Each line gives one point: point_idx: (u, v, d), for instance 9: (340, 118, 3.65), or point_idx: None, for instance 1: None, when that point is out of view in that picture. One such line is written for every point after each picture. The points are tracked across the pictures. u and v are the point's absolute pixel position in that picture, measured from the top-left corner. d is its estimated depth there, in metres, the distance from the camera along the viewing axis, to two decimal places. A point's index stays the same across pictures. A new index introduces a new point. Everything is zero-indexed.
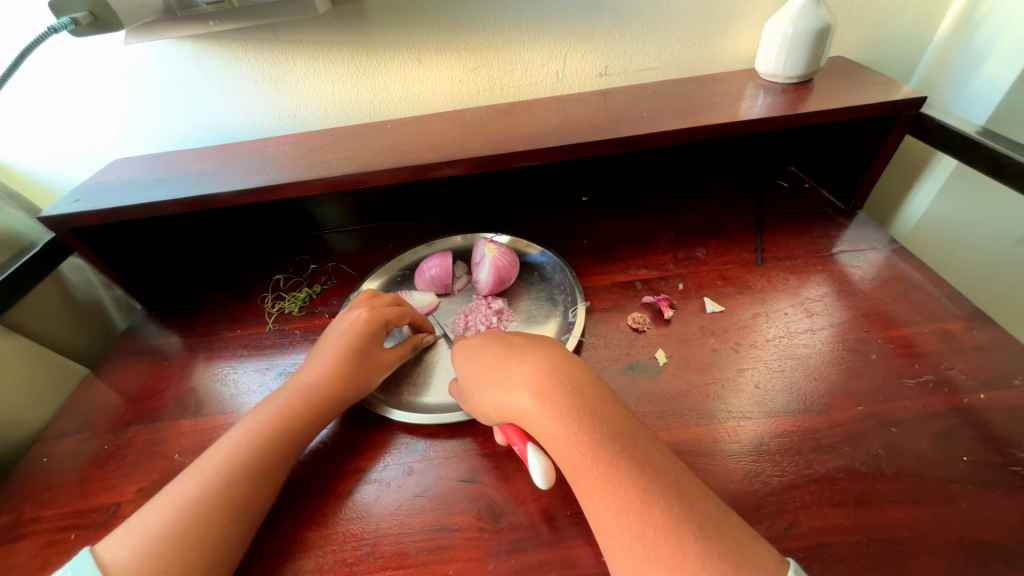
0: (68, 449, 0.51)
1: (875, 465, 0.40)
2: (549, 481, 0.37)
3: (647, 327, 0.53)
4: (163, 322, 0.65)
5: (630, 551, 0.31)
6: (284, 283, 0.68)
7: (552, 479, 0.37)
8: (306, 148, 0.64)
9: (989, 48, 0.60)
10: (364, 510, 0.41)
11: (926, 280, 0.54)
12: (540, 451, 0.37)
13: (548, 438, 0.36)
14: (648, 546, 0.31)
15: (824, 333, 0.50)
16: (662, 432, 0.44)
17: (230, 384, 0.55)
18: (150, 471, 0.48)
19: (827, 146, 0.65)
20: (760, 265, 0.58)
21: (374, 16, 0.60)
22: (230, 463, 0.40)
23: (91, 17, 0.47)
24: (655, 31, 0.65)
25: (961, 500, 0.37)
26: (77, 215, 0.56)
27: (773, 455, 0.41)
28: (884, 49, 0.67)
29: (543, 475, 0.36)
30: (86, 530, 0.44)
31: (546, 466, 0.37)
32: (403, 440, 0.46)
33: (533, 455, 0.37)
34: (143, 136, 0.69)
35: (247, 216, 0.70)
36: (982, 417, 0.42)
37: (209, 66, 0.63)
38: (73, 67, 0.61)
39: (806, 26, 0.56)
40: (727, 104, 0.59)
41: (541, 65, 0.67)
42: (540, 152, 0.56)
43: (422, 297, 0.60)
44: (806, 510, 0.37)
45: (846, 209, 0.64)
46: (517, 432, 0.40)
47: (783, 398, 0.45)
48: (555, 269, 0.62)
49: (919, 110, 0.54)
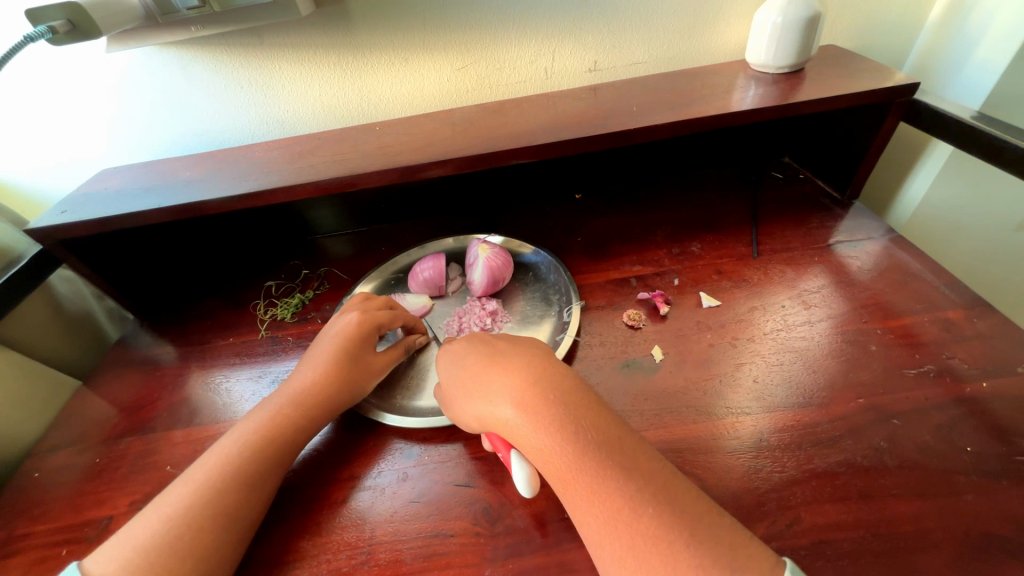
0: (60, 462, 0.51)
1: (877, 459, 0.39)
2: (533, 489, 0.37)
3: (644, 324, 0.52)
4: (155, 331, 0.65)
5: (620, 561, 0.30)
6: (276, 290, 0.67)
7: (536, 487, 0.37)
8: (294, 152, 0.63)
9: (982, 32, 0.59)
10: (359, 517, 0.41)
11: (925, 268, 0.53)
12: (523, 459, 0.37)
13: (531, 449, 0.35)
14: (640, 555, 0.30)
15: (823, 325, 0.49)
16: (659, 431, 0.43)
17: (223, 392, 0.55)
18: (143, 483, 0.47)
19: (821, 136, 0.64)
20: (756, 258, 0.58)
21: (358, 17, 0.60)
22: (221, 472, 0.39)
23: (69, 26, 0.47)
24: (644, 25, 0.64)
25: (966, 492, 0.36)
26: (64, 226, 0.55)
27: (773, 451, 0.40)
28: (876, 36, 0.67)
29: (526, 484, 0.36)
30: (78, 545, 0.43)
31: (529, 475, 0.36)
32: (398, 445, 0.46)
33: (516, 463, 0.37)
34: (131, 145, 0.68)
35: (237, 222, 0.70)
36: (985, 406, 0.41)
37: (194, 72, 0.62)
38: (57, 77, 0.61)
39: (797, 14, 0.55)
40: (719, 95, 0.59)
41: (529, 62, 0.66)
42: (530, 150, 0.55)
43: (416, 301, 0.60)
44: (808, 506, 0.37)
45: (842, 198, 0.63)
46: (501, 439, 0.39)
47: (783, 393, 0.44)
48: (550, 269, 0.61)
49: (913, 96, 0.53)
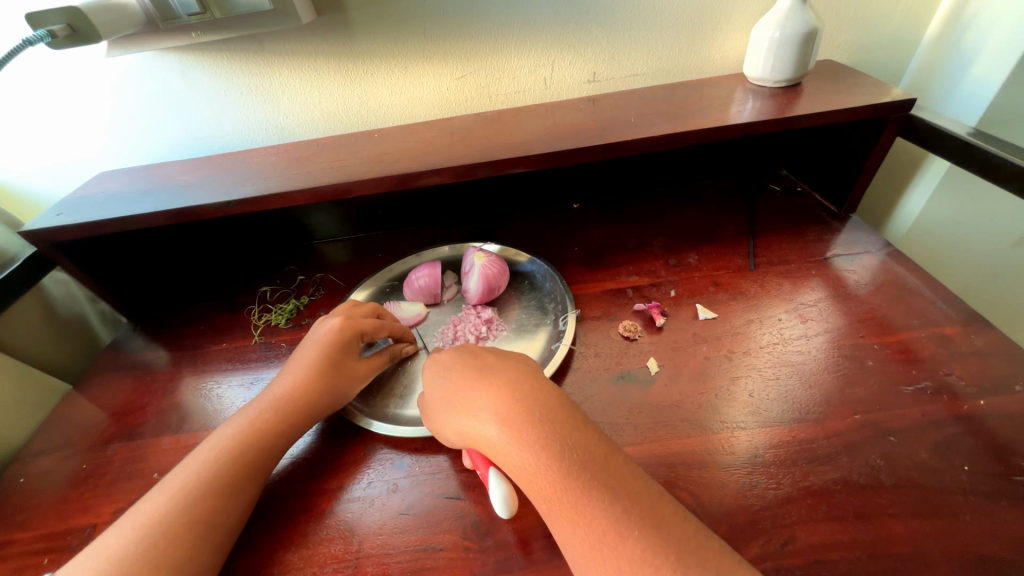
0: (47, 467, 0.50)
1: (874, 477, 0.38)
2: (511, 510, 0.37)
3: (640, 335, 0.52)
4: (148, 336, 0.64)
5: None
6: (271, 295, 0.67)
7: (513, 508, 0.37)
8: (292, 158, 0.63)
9: (978, 50, 0.60)
10: (347, 529, 0.40)
11: (922, 283, 0.53)
12: (501, 476, 0.37)
13: (514, 467, 0.35)
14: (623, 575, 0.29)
15: (820, 339, 0.49)
16: (653, 445, 0.42)
17: (213, 399, 0.54)
18: (129, 491, 0.46)
19: (819, 150, 0.64)
20: (753, 270, 0.57)
21: (359, 26, 0.60)
22: (207, 480, 0.39)
23: (69, 30, 0.47)
24: (643, 37, 0.64)
25: (963, 513, 0.36)
26: (58, 228, 0.55)
27: (769, 467, 0.39)
28: (873, 52, 0.67)
29: (503, 503, 0.36)
30: (59, 553, 0.42)
31: (507, 494, 0.36)
32: (388, 455, 0.45)
33: (494, 481, 0.37)
34: (129, 148, 0.68)
35: (234, 227, 0.69)
36: (983, 424, 0.41)
37: (194, 78, 0.62)
38: (57, 79, 0.61)
39: (794, 29, 0.55)
40: (717, 108, 0.59)
41: (528, 72, 0.66)
42: (528, 159, 0.55)
43: (410, 309, 0.59)
44: (803, 525, 0.36)
45: (839, 212, 0.63)
46: (481, 456, 0.39)
47: (778, 407, 0.44)
48: (545, 277, 0.61)
49: (910, 112, 0.53)
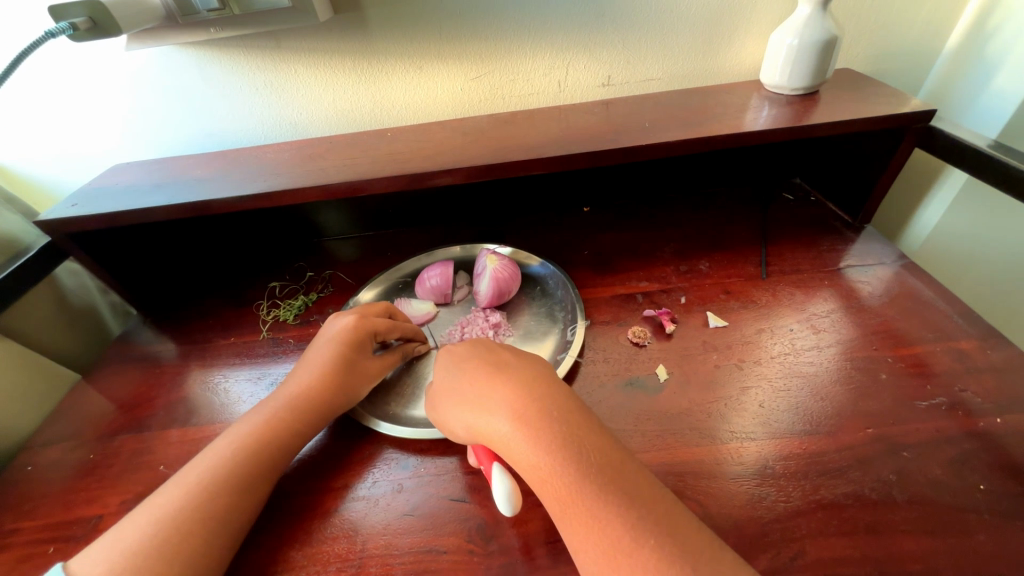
0: (55, 456, 0.50)
1: (886, 493, 0.38)
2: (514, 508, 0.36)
3: (648, 341, 0.52)
4: (158, 328, 0.65)
5: None
6: (280, 291, 0.67)
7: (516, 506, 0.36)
8: (305, 155, 0.64)
9: (1000, 62, 0.59)
10: (352, 528, 0.40)
11: (938, 296, 0.52)
12: (505, 472, 0.37)
13: (526, 467, 0.35)
14: None
15: (832, 351, 0.48)
16: (661, 453, 0.42)
17: (221, 393, 0.54)
18: (135, 482, 0.46)
19: (834, 159, 0.63)
20: (764, 279, 0.57)
21: (375, 23, 0.60)
22: (213, 475, 0.39)
23: (90, 23, 0.47)
24: (658, 43, 0.64)
25: (979, 532, 0.35)
26: (72, 219, 0.55)
27: (778, 479, 0.39)
28: (892, 61, 0.66)
29: (508, 501, 0.36)
30: (65, 543, 0.42)
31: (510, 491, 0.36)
32: (393, 455, 0.45)
33: (498, 476, 0.36)
34: (143, 141, 0.69)
35: (245, 222, 0.70)
36: (999, 442, 0.40)
37: (210, 72, 0.62)
38: (75, 72, 0.61)
39: (812, 37, 0.55)
40: (731, 115, 0.58)
41: (543, 74, 0.66)
42: (540, 162, 0.55)
43: (420, 307, 0.60)
44: (814, 540, 0.35)
45: (854, 222, 0.62)
46: (487, 452, 0.39)
47: (789, 419, 0.43)
48: (557, 284, 0.60)
49: (928, 123, 0.53)
